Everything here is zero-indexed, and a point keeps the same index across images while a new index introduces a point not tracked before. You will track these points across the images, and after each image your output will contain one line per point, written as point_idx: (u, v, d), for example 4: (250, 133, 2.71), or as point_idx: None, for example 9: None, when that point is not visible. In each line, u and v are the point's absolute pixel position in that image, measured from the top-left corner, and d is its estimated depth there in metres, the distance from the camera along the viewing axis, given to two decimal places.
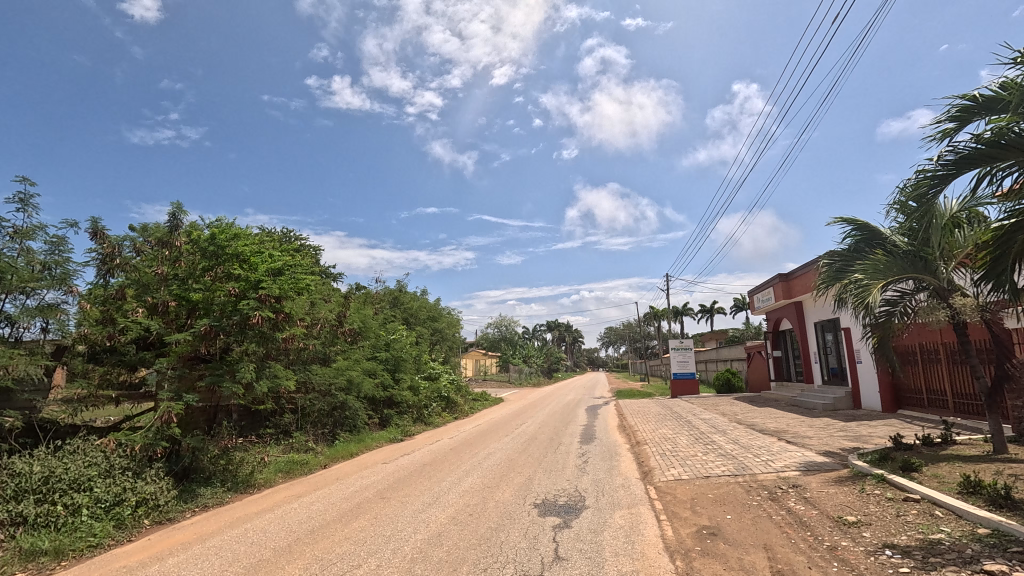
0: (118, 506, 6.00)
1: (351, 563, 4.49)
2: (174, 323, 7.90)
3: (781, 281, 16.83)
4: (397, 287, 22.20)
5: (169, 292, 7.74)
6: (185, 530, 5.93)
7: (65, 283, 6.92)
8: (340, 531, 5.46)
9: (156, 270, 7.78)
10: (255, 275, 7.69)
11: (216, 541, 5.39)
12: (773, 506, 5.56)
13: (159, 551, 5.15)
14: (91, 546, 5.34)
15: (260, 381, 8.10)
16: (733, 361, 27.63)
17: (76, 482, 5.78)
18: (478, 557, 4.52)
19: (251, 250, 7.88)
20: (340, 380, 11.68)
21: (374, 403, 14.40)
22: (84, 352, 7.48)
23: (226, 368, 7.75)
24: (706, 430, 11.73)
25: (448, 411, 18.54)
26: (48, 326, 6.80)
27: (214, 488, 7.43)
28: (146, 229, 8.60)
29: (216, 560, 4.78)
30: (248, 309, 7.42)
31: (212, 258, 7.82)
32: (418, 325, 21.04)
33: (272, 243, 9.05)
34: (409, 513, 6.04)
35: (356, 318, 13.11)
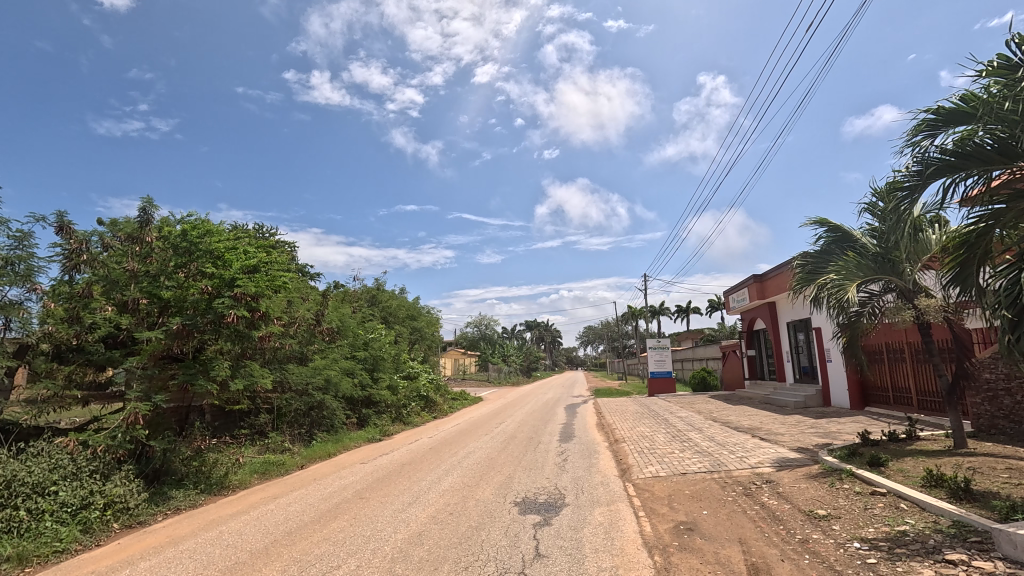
0: (84, 509, 5.81)
1: (331, 563, 4.46)
2: (145, 321, 7.62)
3: (755, 281, 17.25)
4: (376, 285, 22.03)
5: (139, 289, 7.47)
6: (156, 534, 5.77)
7: (29, 280, 6.66)
8: (318, 533, 5.38)
9: (126, 266, 7.56)
10: (230, 273, 7.50)
11: (190, 544, 5.27)
12: (747, 501, 5.70)
13: (128, 557, 5.00)
14: (57, 551, 5.16)
15: (234, 380, 7.95)
16: (708, 360, 28.22)
17: (39, 486, 5.57)
18: (459, 555, 4.52)
19: (225, 247, 7.70)
20: (318, 379, 11.50)
21: (351, 402, 14.26)
22: (48, 351, 7.23)
23: (199, 367, 7.54)
24: (683, 427, 11.93)
25: (427, 411, 18.45)
26: (10, 323, 6.52)
27: (187, 490, 7.26)
28: (117, 225, 8.45)
29: (190, 563, 4.69)
30: (222, 307, 7.27)
31: (185, 254, 7.64)
32: (397, 323, 20.90)
33: (248, 240, 8.87)
34: (389, 513, 5.97)
35: (334, 317, 12.95)
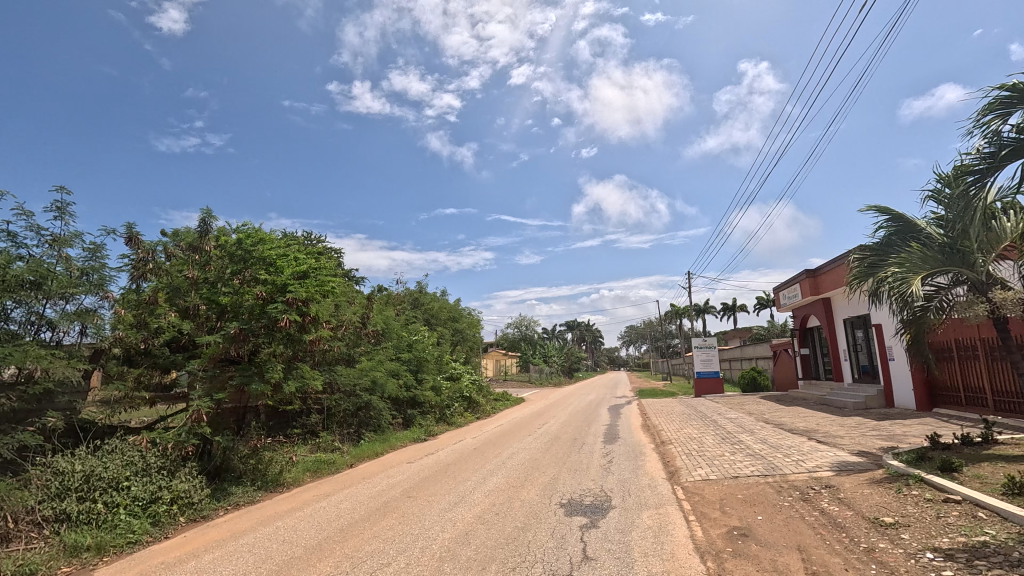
0: (153, 503, 6.17)
1: (381, 560, 4.55)
2: (205, 325, 8.08)
3: (808, 277, 16.50)
4: (418, 288, 22.45)
5: (198, 296, 8.02)
6: (218, 528, 6.07)
7: (101, 289, 7.09)
8: (368, 530, 5.51)
9: (187, 274, 8.05)
10: (282, 278, 7.82)
11: (249, 539, 5.50)
12: (805, 507, 5.44)
13: (193, 549, 5.27)
14: (130, 542, 5.51)
15: (287, 381, 8.28)
16: (758, 360, 27.19)
17: (114, 481, 5.97)
18: (506, 556, 4.52)
19: (277, 254, 8.02)
20: (365, 380, 11.81)
21: (397, 403, 14.57)
22: (119, 355, 7.59)
23: (255, 369, 7.87)
24: (733, 429, 11.53)
25: (470, 411, 18.64)
26: (86, 330, 6.83)
27: (245, 487, 7.61)
28: (179, 235, 8.95)
29: (250, 557, 4.90)
30: (276, 312, 7.58)
31: (240, 262, 7.99)
32: (440, 325, 21.21)
33: (298, 246, 9.21)
34: (435, 513, 6.04)
35: (379, 320, 13.26)
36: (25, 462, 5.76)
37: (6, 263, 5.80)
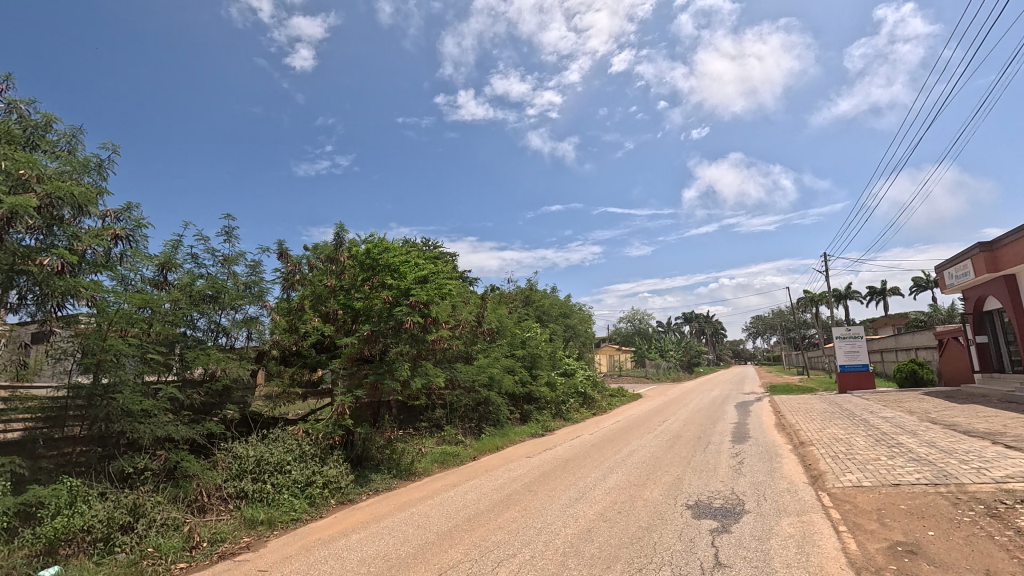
0: (310, 486, 7.00)
1: (507, 551, 4.71)
2: (342, 328, 8.95)
3: (982, 251, 13.88)
4: (529, 286, 22.86)
5: (337, 302, 8.87)
6: (362, 511, 6.73)
7: (261, 299, 8.17)
8: (493, 521, 5.73)
9: (326, 283, 9.00)
10: (405, 283, 8.44)
11: (388, 522, 6.02)
12: (994, 524, 4.57)
13: (343, 529, 5.90)
14: (294, 519, 6.32)
15: (414, 378, 8.92)
16: (919, 350, 23.51)
17: (279, 465, 6.90)
18: (631, 556, 4.42)
19: (400, 261, 8.67)
20: (483, 376, 12.30)
21: (514, 399, 14.98)
22: (277, 356, 8.73)
23: (386, 367, 8.60)
24: (889, 430, 10.10)
25: (586, 407, 18.56)
26: (251, 335, 7.90)
27: (383, 474, 8.34)
28: (318, 249, 10.03)
29: (390, 539, 5.35)
30: (402, 315, 8.20)
31: (369, 269, 8.77)
32: (551, 321, 21.39)
33: (417, 252, 9.86)
34: (557, 508, 6.09)
35: (493, 318, 13.72)
36: (213, 447, 6.94)
37: (190, 282, 6.95)
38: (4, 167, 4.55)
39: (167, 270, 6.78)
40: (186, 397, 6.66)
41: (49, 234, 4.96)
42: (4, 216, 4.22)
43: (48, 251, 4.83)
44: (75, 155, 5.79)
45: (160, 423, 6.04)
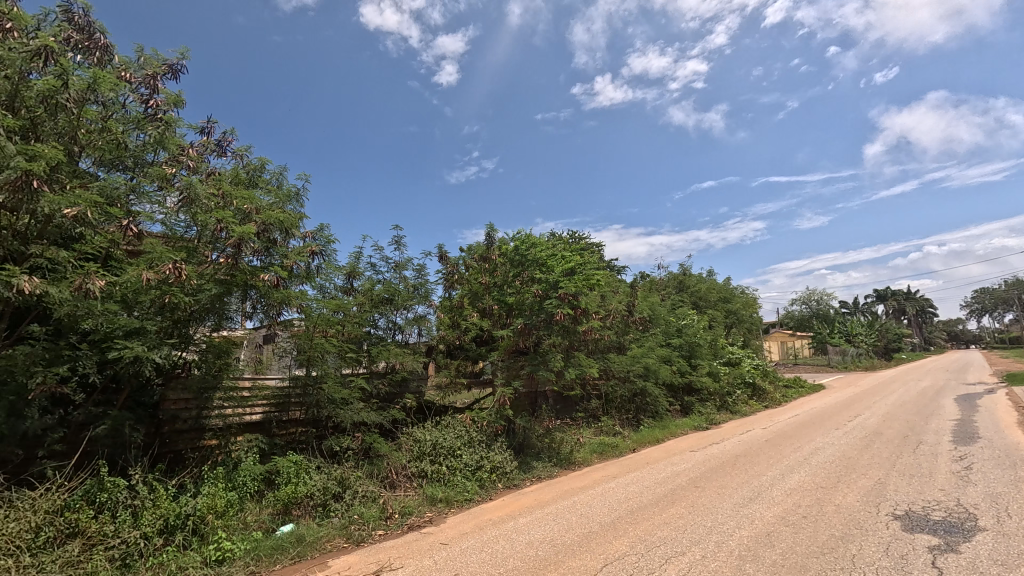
0: (479, 470, 7.53)
1: (675, 548, 4.52)
2: (498, 322, 9.44)
3: None
4: (682, 271, 21.62)
5: (492, 298, 9.38)
6: (527, 496, 7.04)
7: (427, 299, 8.78)
8: (658, 516, 5.55)
9: (481, 281, 9.54)
10: (553, 276, 8.56)
11: (552, 509, 6.21)
12: None
13: (511, 512, 6.25)
14: (467, 499, 6.84)
15: (568, 369, 9.05)
16: None
17: (451, 449, 7.48)
18: (823, 568, 3.91)
19: (547, 255, 8.83)
20: (638, 367, 11.97)
21: (673, 390, 14.33)
22: (443, 349, 9.55)
23: (540, 359, 8.88)
24: None
25: (756, 399, 16.94)
26: (421, 332, 8.70)
27: (544, 462, 8.63)
28: (472, 249, 10.70)
29: (555, 525, 5.52)
30: (552, 307, 8.36)
31: (519, 265, 9.09)
32: (710, 307, 19.94)
33: (563, 245, 9.94)
34: (729, 507, 5.66)
35: (645, 306, 13.26)
36: (397, 430, 7.97)
37: (371, 287, 7.90)
38: (235, 204, 5.72)
39: (352, 278, 7.84)
40: (373, 386, 7.69)
41: (268, 255, 6.05)
42: (236, 242, 5.16)
43: (267, 269, 5.81)
44: (281, 188, 6.99)
45: (356, 409, 7.11)
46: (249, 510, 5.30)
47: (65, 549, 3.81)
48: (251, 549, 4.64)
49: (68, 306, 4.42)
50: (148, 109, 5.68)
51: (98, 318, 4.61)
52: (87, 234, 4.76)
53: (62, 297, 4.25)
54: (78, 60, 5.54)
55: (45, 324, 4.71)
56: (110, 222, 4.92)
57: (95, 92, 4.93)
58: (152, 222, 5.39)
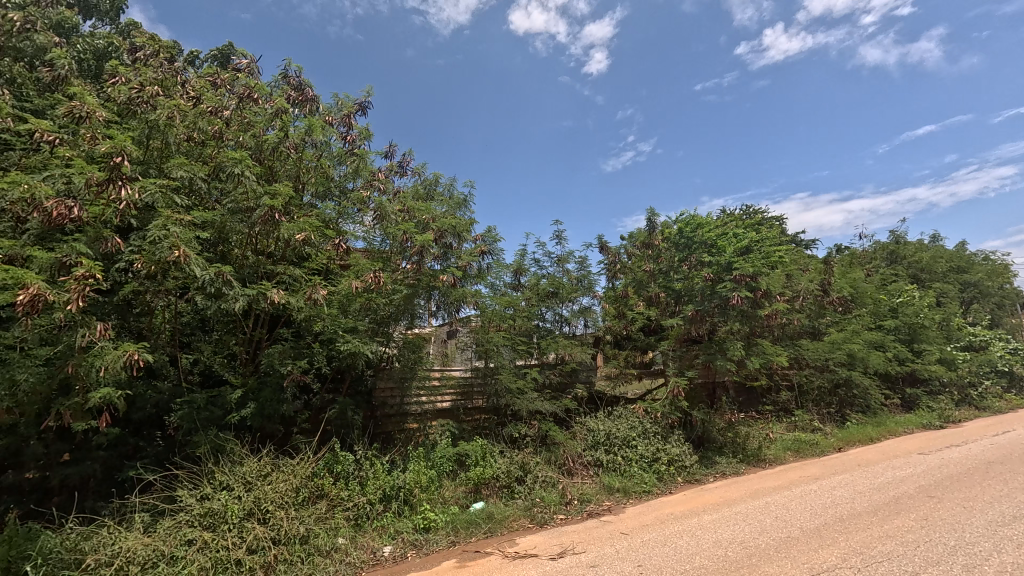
0: (657, 462, 7.24)
1: (904, 567, 3.81)
2: (666, 310, 9.07)
3: None
4: (893, 239, 18.03)
5: (658, 285, 9.02)
6: (711, 493, 6.61)
7: (591, 290, 8.59)
8: (877, 527, 4.74)
9: (645, 268, 9.35)
10: (725, 258, 7.79)
11: (741, 508, 5.74)
12: None
13: (694, 508, 5.93)
14: (646, 491, 6.67)
15: (750, 358, 8.25)
16: None
17: (626, 440, 7.36)
18: None
19: (716, 235, 8.08)
20: (839, 354, 10.34)
21: (889, 380, 12.07)
22: (611, 340, 9.43)
23: (716, 347, 8.25)
24: None
25: (1016, 393, 13.35)
26: (587, 323, 8.63)
27: (729, 458, 8.02)
28: (634, 236, 10.29)
29: (746, 526, 5.08)
30: (726, 291, 7.67)
31: (685, 249, 8.62)
32: (937, 280, 16.28)
33: (735, 222, 9.06)
34: (981, 524, 4.57)
35: (845, 283, 11.39)
36: (571, 419, 8.06)
37: (536, 282, 8.25)
38: (417, 216, 6.45)
39: (520, 275, 8.25)
40: (545, 377, 8.00)
41: (446, 259, 6.66)
42: (419, 250, 5.90)
43: (446, 270, 6.47)
44: (452, 198, 7.65)
45: (530, 398, 7.51)
46: (447, 486, 5.92)
47: (315, 507, 4.74)
48: (450, 521, 5.21)
49: (305, 312, 5.47)
50: (347, 146, 6.71)
51: (324, 321, 5.60)
52: (312, 253, 5.83)
53: (300, 305, 5.30)
54: (296, 113, 6.80)
55: (290, 327, 5.92)
56: (326, 241, 5.94)
57: (311, 137, 6.11)
58: (356, 239, 6.36)
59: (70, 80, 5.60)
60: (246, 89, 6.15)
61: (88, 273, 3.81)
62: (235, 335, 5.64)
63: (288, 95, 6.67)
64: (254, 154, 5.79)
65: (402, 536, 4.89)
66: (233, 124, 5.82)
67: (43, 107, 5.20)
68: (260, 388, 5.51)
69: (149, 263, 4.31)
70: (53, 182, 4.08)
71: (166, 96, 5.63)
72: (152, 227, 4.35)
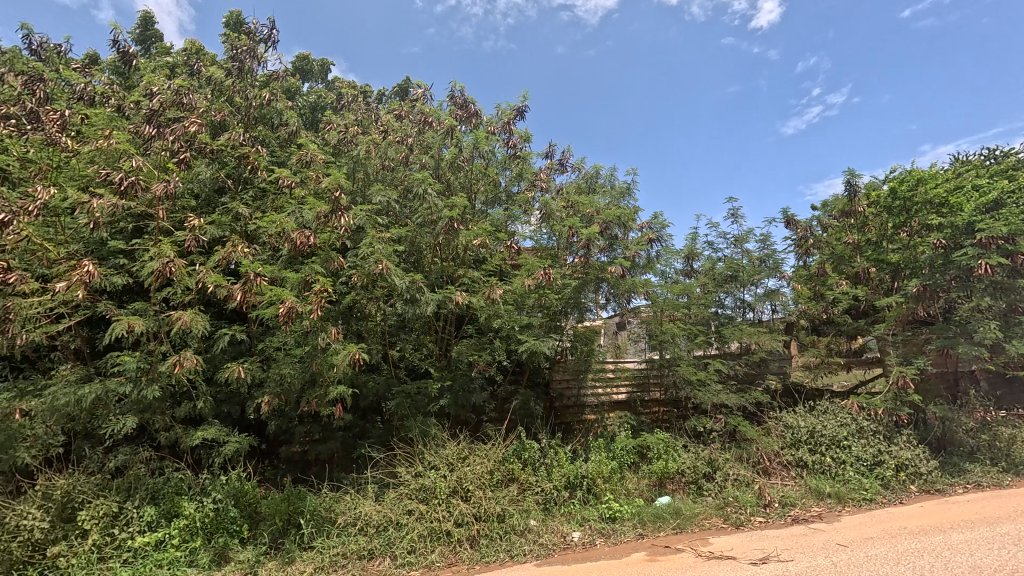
0: (879, 467, 6.15)
1: None
2: (880, 288, 7.69)
3: None
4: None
5: (866, 259, 7.68)
6: (963, 507, 5.39)
7: (778, 270, 7.66)
8: None
9: (847, 240, 7.94)
10: (963, 218, 6.31)
11: (1011, 529, 4.57)
12: None
13: (939, 523, 4.91)
14: (866, 499, 5.72)
15: (1011, 342, 6.53)
16: None
17: (836, 439, 6.36)
18: None
19: (948, 190, 6.77)
20: None
21: None
22: (807, 326, 8.24)
23: (958, 330, 6.74)
24: None
25: None
26: (775, 308, 7.71)
27: (985, 466, 6.47)
28: (828, 204, 8.77)
29: (1021, 553, 4.03)
30: (967, 260, 6.10)
31: (901, 212, 7.25)
32: None
33: (972, 171, 7.47)
34: None
35: None
36: (763, 414, 7.31)
37: (712, 266, 7.66)
38: (581, 211, 6.58)
39: (692, 260, 7.76)
40: (730, 368, 7.41)
41: (613, 250, 6.56)
42: (585, 244, 5.95)
43: (614, 262, 6.36)
44: (615, 188, 7.52)
45: (714, 391, 7.03)
46: (630, 478, 5.86)
47: (508, 490, 5.13)
48: (636, 513, 5.18)
49: (485, 309, 5.91)
50: (510, 151, 7.14)
51: (503, 318, 6.01)
52: (487, 256, 6.28)
53: (481, 305, 5.77)
54: (463, 129, 7.41)
55: (473, 324, 6.47)
56: (499, 244, 6.38)
57: (478, 150, 6.62)
58: (525, 239, 6.64)
59: (299, 133, 6.98)
60: (421, 116, 6.85)
61: (323, 288, 4.72)
62: (430, 335, 6.42)
63: (456, 113, 7.32)
64: (433, 171, 6.45)
65: (589, 523, 5.03)
66: (414, 147, 6.57)
67: (284, 158, 6.58)
68: (454, 380, 6.19)
69: (363, 275, 5.17)
70: (295, 217, 5.13)
71: (364, 134, 6.64)
72: (362, 246, 5.18)
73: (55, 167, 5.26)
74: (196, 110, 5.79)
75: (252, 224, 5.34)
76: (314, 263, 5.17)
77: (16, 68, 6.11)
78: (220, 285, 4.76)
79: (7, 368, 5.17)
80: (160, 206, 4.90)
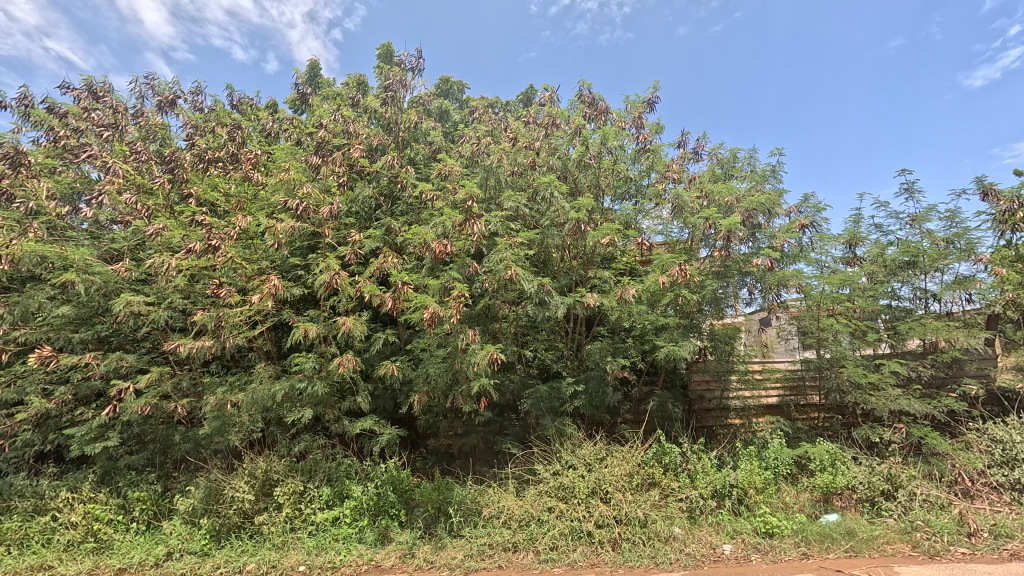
0: None
1: None
2: None
3: None
4: None
5: None
6: None
7: (973, 253, 6.37)
8: None
9: None
10: None
11: None
12: None
13: None
14: None
15: None
16: None
17: None
18: None
19: None
20: None
21: None
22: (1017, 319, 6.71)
23: None
24: None
25: None
26: (972, 297, 6.40)
27: None
28: None
29: None
30: None
31: None
32: None
33: None
34: None
35: None
36: (958, 425, 6.17)
37: (881, 252, 6.59)
38: (718, 200, 6.11)
39: (855, 246, 6.72)
40: (911, 369, 6.35)
41: (756, 240, 6.05)
42: (725, 236, 5.48)
43: (758, 253, 5.86)
44: (756, 171, 6.87)
45: (891, 396, 6.08)
46: (787, 491, 5.31)
47: (650, 494, 4.95)
48: (798, 530, 4.68)
49: (617, 309, 5.77)
50: (640, 145, 6.77)
51: (636, 318, 5.80)
52: (617, 254, 6.12)
53: (613, 305, 5.64)
54: (592, 127, 7.36)
55: (605, 324, 6.34)
56: (630, 241, 6.22)
57: (607, 147, 6.34)
58: (655, 234, 6.44)
59: (441, 150, 7.59)
60: (547, 118, 6.91)
61: (461, 293, 5.02)
62: (562, 335, 6.39)
63: (585, 113, 7.33)
64: (561, 173, 6.56)
65: (742, 537, 4.65)
66: (541, 151, 6.69)
67: (426, 173, 7.13)
68: (588, 382, 6.14)
69: (495, 281, 5.37)
70: (436, 227, 5.51)
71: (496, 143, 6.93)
72: (494, 253, 5.36)
73: (250, 199, 6.30)
74: (355, 139, 6.57)
75: (400, 236, 5.87)
76: (453, 269, 5.51)
77: (222, 119, 7.49)
78: (375, 293, 5.31)
79: (221, 365, 6.33)
80: (326, 225, 5.63)
